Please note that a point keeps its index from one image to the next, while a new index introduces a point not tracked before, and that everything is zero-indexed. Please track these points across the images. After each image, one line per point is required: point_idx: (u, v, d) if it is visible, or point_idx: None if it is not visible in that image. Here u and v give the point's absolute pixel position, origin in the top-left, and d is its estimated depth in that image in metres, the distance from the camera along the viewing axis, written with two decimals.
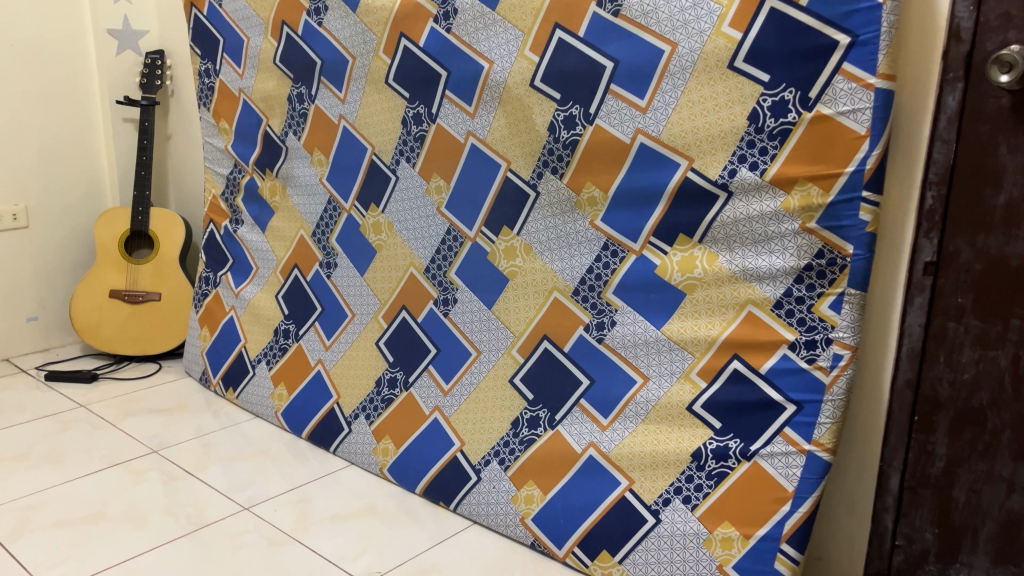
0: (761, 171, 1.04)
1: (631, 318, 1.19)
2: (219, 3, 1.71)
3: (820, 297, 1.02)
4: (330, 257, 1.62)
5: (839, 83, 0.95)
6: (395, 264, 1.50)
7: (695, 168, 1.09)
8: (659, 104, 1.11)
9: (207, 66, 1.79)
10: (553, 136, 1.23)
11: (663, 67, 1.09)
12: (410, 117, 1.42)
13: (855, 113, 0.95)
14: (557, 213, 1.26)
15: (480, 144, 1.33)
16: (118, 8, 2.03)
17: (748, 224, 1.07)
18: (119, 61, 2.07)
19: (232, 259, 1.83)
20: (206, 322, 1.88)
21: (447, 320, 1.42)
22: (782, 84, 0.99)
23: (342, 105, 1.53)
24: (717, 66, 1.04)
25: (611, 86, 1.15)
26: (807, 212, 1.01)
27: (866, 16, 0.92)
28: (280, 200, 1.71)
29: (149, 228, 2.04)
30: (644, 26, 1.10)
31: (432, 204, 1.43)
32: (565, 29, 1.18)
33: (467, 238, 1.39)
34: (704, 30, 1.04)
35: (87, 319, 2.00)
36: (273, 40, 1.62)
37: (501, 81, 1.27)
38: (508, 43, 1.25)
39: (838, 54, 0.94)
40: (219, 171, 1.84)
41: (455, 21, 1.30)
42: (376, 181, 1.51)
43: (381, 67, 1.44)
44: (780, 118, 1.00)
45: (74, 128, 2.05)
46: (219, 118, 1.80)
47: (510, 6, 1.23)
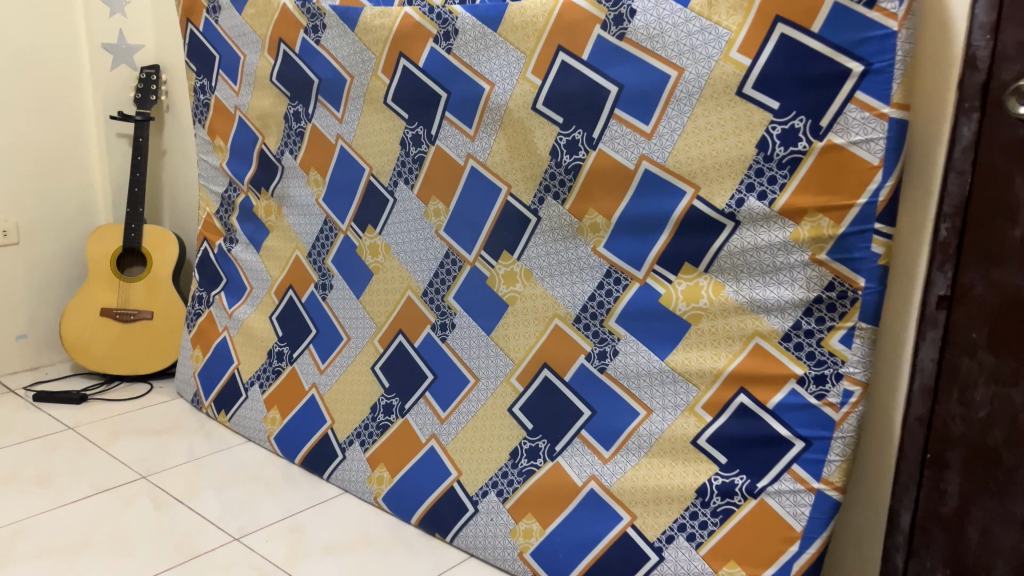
0: (769, 201, 1.01)
1: (634, 348, 1.16)
2: (214, 19, 1.68)
3: (830, 331, 0.99)
4: (326, 278, 1.59)
5: (851, 112, 0.92)
6: (392, 287, 1.48)
7: (701, 196, 1.07)
8: (664, 130, 1.08)
9: (203, 82, 1.76)
10: (555, 161, 1.21)
11: (669, 92, 1.06)
12: (409, 138, 1.39)
13: (868, 143, 0.92)
14: (558, 238, 1.23)
15: (480, 167, 1.31)
16: (113, 22, 2.01)
17: (755, 254, 1.04)
18: (114, 76, 2.04)
19: (226, 278, 1.80)
20: (198, 342, 1.84)
21: (445, 345, 1.39)
22: (792, 111, 0.96)
23: (340, 125, 1.50)
24: (725, 92, 1.01)
25: (615, 111, 1.12)
26: (817, 243, 0.98)
27: (880, 44, 0.89)
28: (275, 219, 1.69)
29: (142, 245, 2.00)
30: (650, 50, 1.06)
31: (430, 226, 1.41)
32: (568, 51, 1.14)
33: (466, 262, 1.36)
34: (711, 56, 1.01)
35: (77, 337, 1.96)
36: (269, 57, 1.59)
37: (502, 103, 1.24)
38: (510, 65, 1.22)
39: (850, 83, 0.91)
40: (214, 189, 1.81)
41: (456, 42, 1.27)
42: (373, 202, 1.49)
43: (380, 87, 1.41)
44: (789, 147, 0.98)
45: (66, 143, 2.02)
46: (214, 135, 1.77)
47: (512, 27, 1.20)
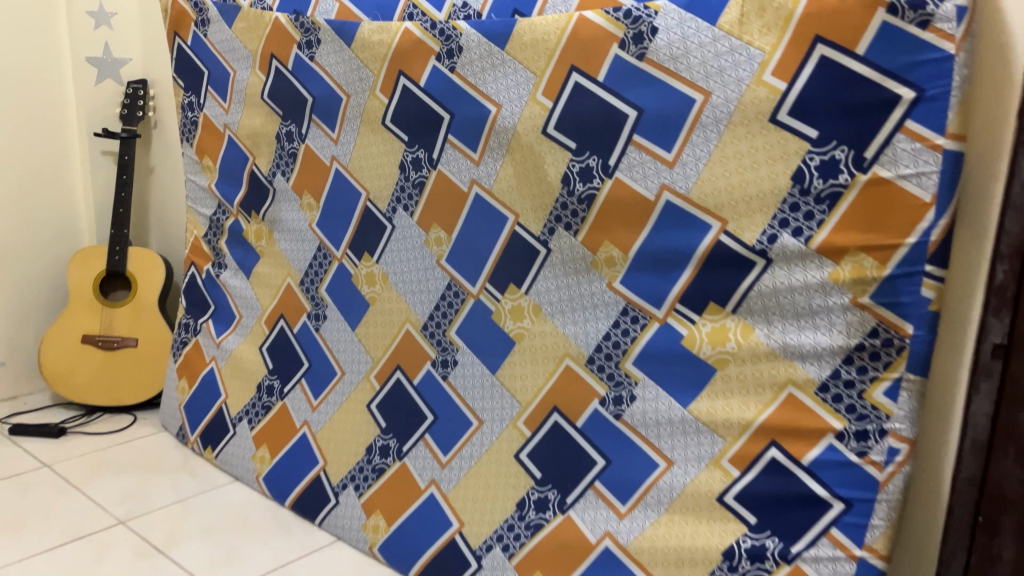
0: (806, 238, 0.92)
1: (653, 394, 1.07)
2: (203, 32, 1.58)
3: (874, 382, 0.90)
4: (320, 308, 1.50)
5: (900, 142, 0.83)
6: (390, 319, 1.38)
7: (729, 231, 0.98)
8: (688, 158, 0.99)
9: (191, 98, 1.67)
10: (567, 189, 1.12)
11: (694, 118, 0.97)
12: (408, 162, 1.30)
13: (919, 177, 0.83)
14: (570, 273, 1.14)
15: (484, 194, 1.22)
16: (97, 35, 1.92)
17: (790, 295, 0.95)
18: (99, 91, 1.95)
19: (214, 305, 1.71)
20: (184, 372, 1.74)
21: (446, 384, 1.30)
22: (832, 140, 0.87)
23: (335, 146, 1.41)
24: (757, 119, 0.92)
25: (633, 137, 1.03)
26: (859, 285, 0.89)
27: (934, 68, 0.80)
28: (266, 244, 1.59)
29: (127, 268, 1.92)
30: (673, 71, 0.97)
31: (431, 255, 1.31)
32: (582, 72, 1.05)
33: (469, 295, 1.27)
34: (742, 79, 0.92)
35: (57, 366, 1.87)
36: (260, 74, 1.49)
37: (510, 127, 1.15)
38: (518, 85, 1.13)
39: (900, 111, 0.82)
40: (202, 211, 1.72)
41: (459, 60, 1.18)
42: (370, 229, 1.39)
43: (378, 107, 1.31)
44: (829, 179, 0.89)
45: (48, 162, 1.93)
46: (203, 154, 1.68)
47: (521, 45, 1.11)
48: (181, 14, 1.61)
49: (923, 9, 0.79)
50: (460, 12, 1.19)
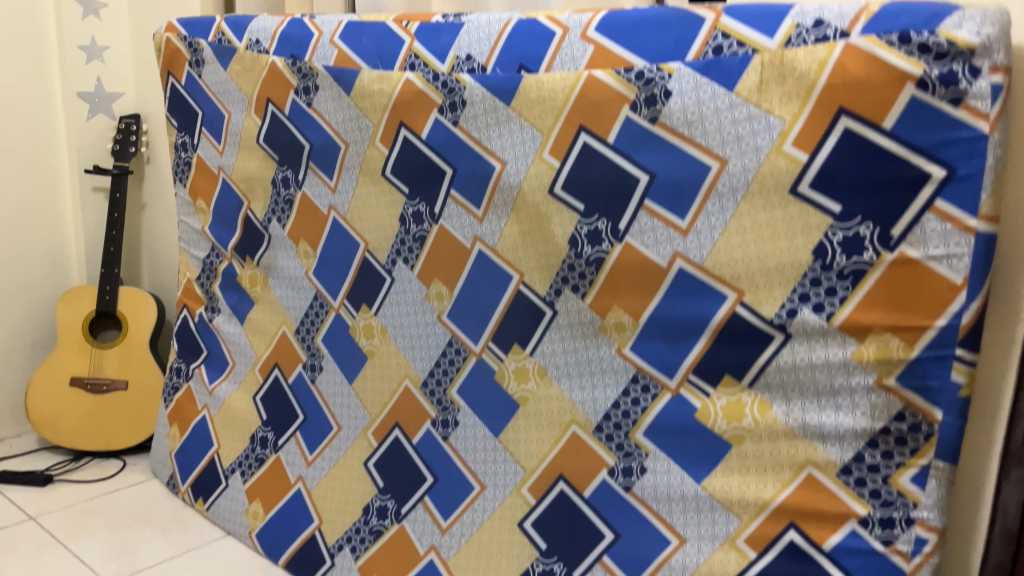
0: (827, 314, 0.88)
1: (664, 467, 1.02)
2: (197, 72, 1.53)
3: (899, 467, 0.86)
4: (315, 359, 1.45)
5: (929, 222, 0.79)
6: (388, 375, 1.33)
7: (746, 302, 0.93)
8: (703, 226, 0.95)
9: (184, 139, 1.62)
10: (574, 251, 1.07)
11: (709, 186, 0.93)
12: (409, 215, 1.26)
13: (949, 258, 0.79)
14: (577, 336, 1.10)
15: (488, 251, 1.18)
16: (89, 69, 1.88)
17: (810, 372, 0.90)
18: (90, 126, 1.90)
19: (206, 350, 1.66)
20: (176, 419, 1.69)
21: (447, 445, 1.25)
22: (857, 216, 0.83)
23: (333, 195, 1.37)
24: (777, 190, 0.88)
25: (644, 201, 0.99)
26: (884, 366, 0.85)
27: (966, 147, 0.76)
28: (261, 290, 1.55)
29: (117, 308, 1.88)
30: (688, 137, 0.93)
31: (432, 310, 1.26)
32: (591, 132, 1.02)
33: (471, 353, 1.22)
34: (761, 148, 0.88)
35: (44, 410, 1.81)
36: (256, 117, 1.45)
37: (515, 185, 1.11)
38: (524, 143, 1.09)
39: (929, 189, 0.79)
40: (195, 253, 1.67)
41: (463, 113, 1.14)
42: (369, 281, 1.35)
43: (378, 158, 1.27)
44: (852, 256, 0.84)
45: (37, 199, 1.88)
46: (196, 196, 1.64)
47: (527, 102, 1.07)
48: (175, 53, 1.56)
49: (954, 86, 0.75)
50: (464, 64, 1.14)
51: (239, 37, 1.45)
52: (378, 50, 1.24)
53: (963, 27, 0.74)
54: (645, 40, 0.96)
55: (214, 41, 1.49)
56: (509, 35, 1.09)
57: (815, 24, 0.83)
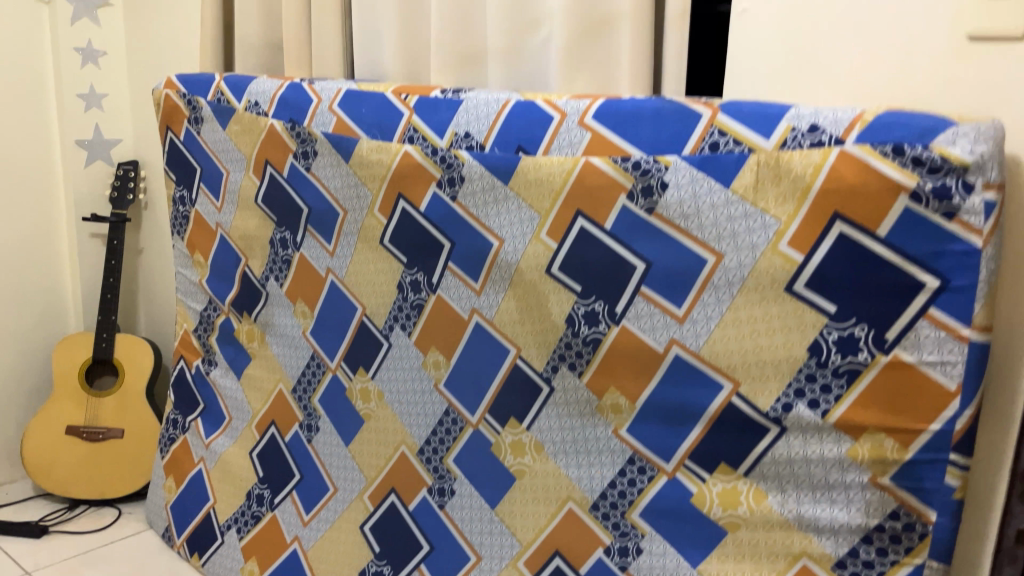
0: (823, 411, 0.88)
1: (660, 549, 1.02)
2: (196, 129, 1.54)
3: (894, 565, 0.86)
4: (312, 419, 1.45)
5: (923, 328, 0.80)
6: (385, 440, 1.33)
7: (741, 393, 0.94)
8: (699, 316, 0.95)
9: (183, 193, 1.63)
10: (571, 330, 1.08)
11: (705, 279, 0.94)
12: (407, 283, 1.26)
13: (943, 365, 0.80)
14: (574, 414, 1.10)
15: (485, 324, 1.18)
16: (88, 116, 1.89)
17: (805, 466, 0.91)
18: (88, 172, 1.92)
19: (203, 403, 1.66)
20: (172, 470, 1.69)
21: (443, 513, 1.25)
22: (852, 317, 0.84)
23: (330, 258, 1.37)
24: (772, 287, 0.89)
25: (641, 288, 1.00)
26: (879, 465, 0.86)
27: (959, 260, 0.77)
28: (258, 346, 1.55)
29: (114, 355, 1.89)
30: (684, 229, 0.94)
31: (429, 378, 1.26)
32: (588, 217, 1.03)
33: (468, 424, 1.22)
34: (757, 245, 0.89)
35: (40, 458, 1.81)
36: (255, 177, 1.46)
37: (512, 262, 1.12)
38: (522, 222, 1.10)
39: (923, 298, 0.80)
40: (192, 306, 1.68)
41: (461, 189, 1.15)
42: (366, 345, 1.35)
43: (377, 226, 1.28)
44: (847, 356, 0.85)
45: (35, 245, 1.89)
46: (193, 249, 1.64)
47: (525, 183, 1.08)
48: (174, 108, 1.58)
49: (948, 200, 0.76)
50: (462, 141, 1.15)
51: (238, 98, 1.46)
52: (378, 120, 1.25)
53: (956, 144, 0.75)
54: (641, 132, 0.98)
55: (213, 100, 1.51)
56: (507, 116, 1.10)
57: (811, 129, 0.85)
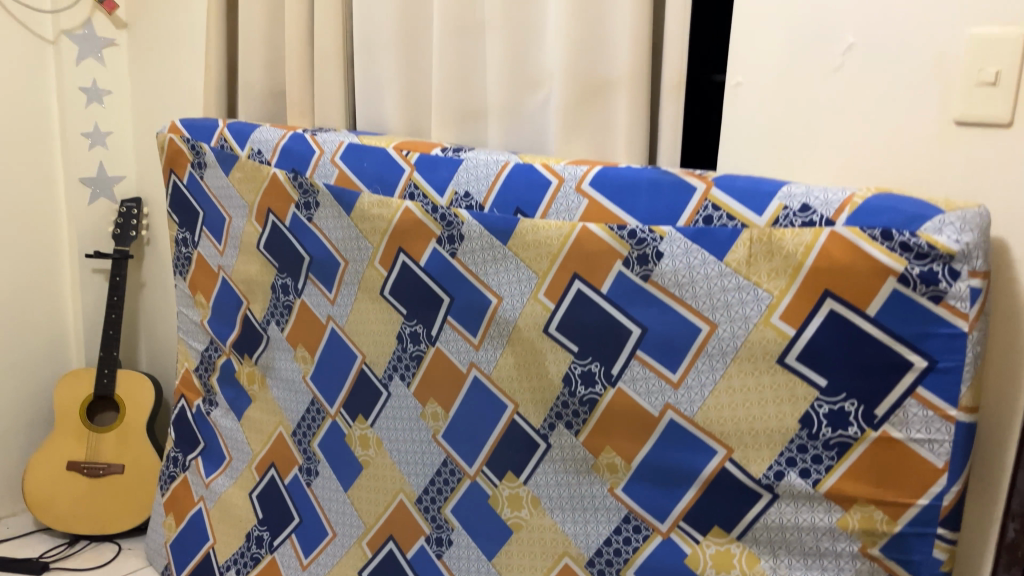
0: (814, 480, 0.89)
1: None
2: (199, 174, 1.57)
3: None
4: (312, 463, 1.45)
5: (911, 406, 0.82)
6: (384, 487, 1.33)
7: (735, 459, 0.95)
8: (693, 382, 0.97)
9: (185, 235, 1.65)
10: (567, 389, 1.09)
11: (699, 347, 0.96)
12: (406, 335, 1.27)
13: (931, 443, 0.82)
14: (571, 471, 1.10)
15: (484, 378, 1.18)
16: (92, 155, 1.98)
17: (796, 533, 0.91)
18: (92, 210, 2.00)
19: (203, 442, 1.67)
20: (172, 508, 1.70)
21: (440, 563, 1.25)
22: (842, 391, 0.86)
23: (331, 306, 1.39)
24: (764, 358, 0.91)
25: (636, 352, 1.01)
26: (869, 536, 0.87)
27: (947, 342, 0.79)
28: (258, 389, 1.56)
29: (115, 391, 1.93)
30: (679, 297, 0.96)
31: (427, 429, 1.27)
32: (585, 280, 1.04)
33: (466, 475, 1.22)
34: (749, 317, 0.91)
35: (41, 492, 1.84)
36: (257, 224, 1.49)
37: (510, 320, 1.13)
38: (521, 282, 1.11)
39: (911, 377, 0.81)
40: (194, 345, 1.69)
41: (461, 247, 1.17)
42: (365, 392, 1.35)
43: (377, 278, 1.30)
44: (837, 429, 0.87)
45: (39, 281, 1.97)
46: (195, 290, 1.66)
47: (524, 244, 1.10)
48: (177, 153, 1.60)
49: (934, 285, 0.78)
50: (462, 200, 1.17)
51: (241, 145, 1.49)
52: (379, 175, 1.27)
53: (943, 232, 0.77)
54: (637, 201, 1.00)
55: (216, 146, 1.54)
56: (506, 178, 1.13)
57: (802, 208, 0.87)
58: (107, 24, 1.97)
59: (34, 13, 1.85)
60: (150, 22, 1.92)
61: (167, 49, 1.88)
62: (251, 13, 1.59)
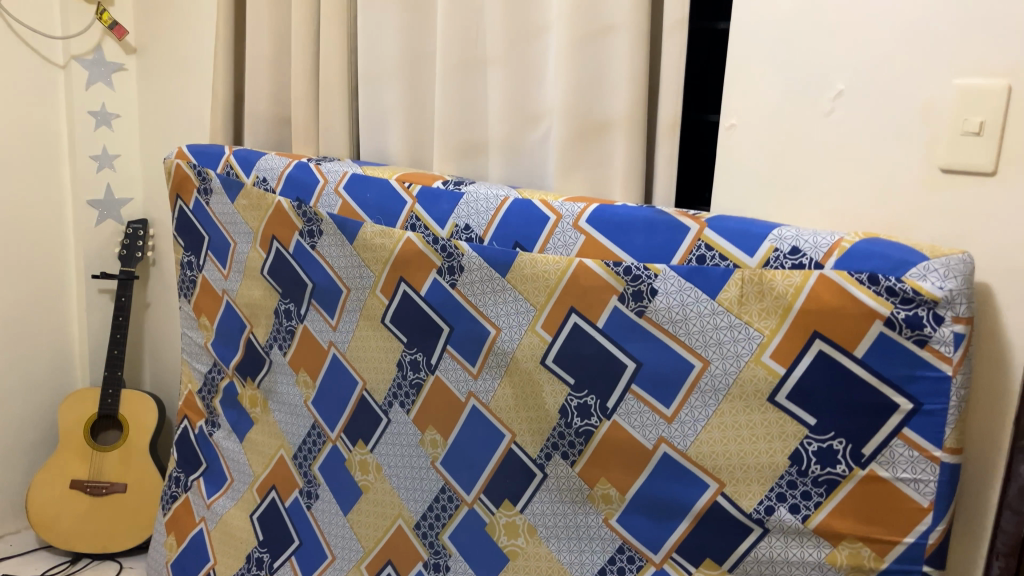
0: (803, 516, 0.91)
1: None
2: (205, 200, 1.60)
3: None
4: (312, 486, 1.45)
5: (897, 446, 0.84)
6: (383, 512, 1.33)
7: (726, 493, 0.96)
8: (686, 417, 0.99)
9: (190, 258, 1.68)
10: (564, 421, 1.10)
11: (692, 383, 0.98)
12: (406, 362, 1.29)
13: (916, 482, 0.83)
14: (567, 501, 1.11)
15: (482, 407, 1.20)
16: (100, 176, 2.05)
17: (786, 567, 0.93)
18: (99, 231, 2.07)
19: (205, 463, 1.68)
20: (172, 528, 1.69)
21: None
22: (830, 430, 0.88)
23: (333, 332, 1.41)
24: (755, 396, 0.93)
25: (631, 386, 1.03)
26: (856, 571, 0.88)
27: (932, 385, 0.82)
28: (260, 411, 1.58)
29: (119, 411, 1.98)
30: (673, 333, 0.99)
31: (425, 456, 1.28)
32: (581, 314, 1.06)
33: (464, 502, 1.23)
34: (741, 355, 0.93)
35: (44, 511, 1.89)
36: (261, 250, 1.51)
37: (508, 351, 1.15)
38: (519, 314, 1.13)
39: (897, 418, 0.84)
40: (198, 366, 1.71)
41: (460, 278, 1.19)
42: (365, 418, 1.36)
43: (379, 306, 1.32)
44: (826, 466, 0.89)
45: (46, 302, 2.04)
46: (200, 313, 1.68)
47: (522, 277, 1.12)
48: (184, 178, 1.63)
49: (919, 329, 0.81)
50: (462, 233, 1.20)
51: (247, 173, 1.53)
52: (381, 206, 1.30)
53: (927, 278, 0.80)
54: (633, 239, 1.03)
55: (222, 173, 1.57)
56: (506, 212, 1.16)
57: (792, 251, 0.90)
58: (116, 49, 2.02)
59: (44, 38, 1.91)
60: (159, 49, 1.97)
61: (175, 75, 1.93)
62: (259, 44, 1.63)
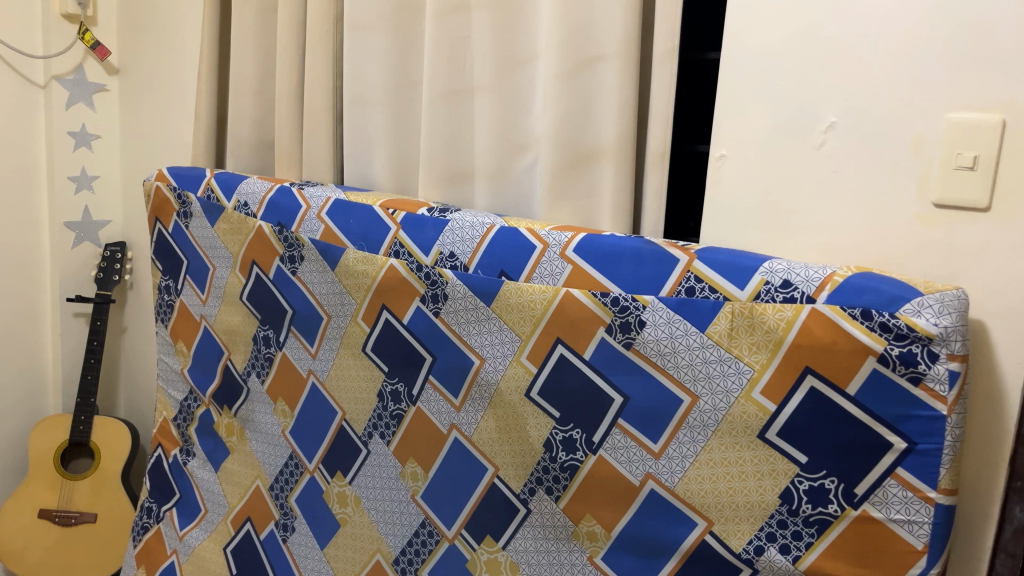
0: (794, 556, 0.88)
1: None
2: (185, 224, 1.57)
3: None
4: (288, 518, 1.41)
5: (891, 486, 0.82)
6: (360, 547, 1.29)
7: (715, 532, 0.93)
8: (674, 453, 0.96)
9: (168, 282, 1.64)
10: (549, 455, 1.07)
11: (680, 419, 0.95)
12: (387, 393, 1.26)
13: (910, 524, 0.81)
14: (551, 537, 1.08)
15: (464, 440, 1.16)
16: (78, 199, 2.03)
17: None
18: (75, 253, 2.05)
19: (179, 494, 1.62)
20: (142, 561, 1.63)
21: None
22: (822, 469, 0.85)
23: (312, 360, 1.37)
24: (745, 433, 0.91)
25: (618, 420, 1.00)
26: None
27: (926, 424, 0.80)
28: (236, 441, 1.53)
29: (91, 439, 1.94)
30: (662, 366, 0.96)
31: (406, 488, 1.24)
32: (567, 345, 1.04)
33: (444, 537, 1.19)
34: (731, 390, 0.91)
35: (12, 542, 1.85)
36: (240, 276, 1.48)
37: (492, 382, 1.12)
38: (503, 343, 1.10)
39: (891, 457, 0.82)
40: (174, 394, 1.67)
41: (444, 306, 1.16)
42: (344, 449, 1.33)
43: (359, 334, 1.29)
44: (818, 506, 0.86)
45: (22, 326, 2.00)
46: (177, 338, 1.64)
47: (507, 307, 1.09)
48: (163, 202, 1.60)
49: (914, 367, 0.79)
50: (447, 260, 1.17)
51: (228, 197, 1.50)
52: (365, 233, 1.28)
53: (922, 315, 0.79)
54: (620, 270, 1.01)
55: (203, 196, 1.54)
56: (492, 240, 1.14)
57: (784, 284, 0.88)
58: (98, 70, 2.00)
59: (26, 57, 1.88)
60: (142, 71, 1.95)
61: (158, 97, 1.91)
62: (243, 68, 1.61)
